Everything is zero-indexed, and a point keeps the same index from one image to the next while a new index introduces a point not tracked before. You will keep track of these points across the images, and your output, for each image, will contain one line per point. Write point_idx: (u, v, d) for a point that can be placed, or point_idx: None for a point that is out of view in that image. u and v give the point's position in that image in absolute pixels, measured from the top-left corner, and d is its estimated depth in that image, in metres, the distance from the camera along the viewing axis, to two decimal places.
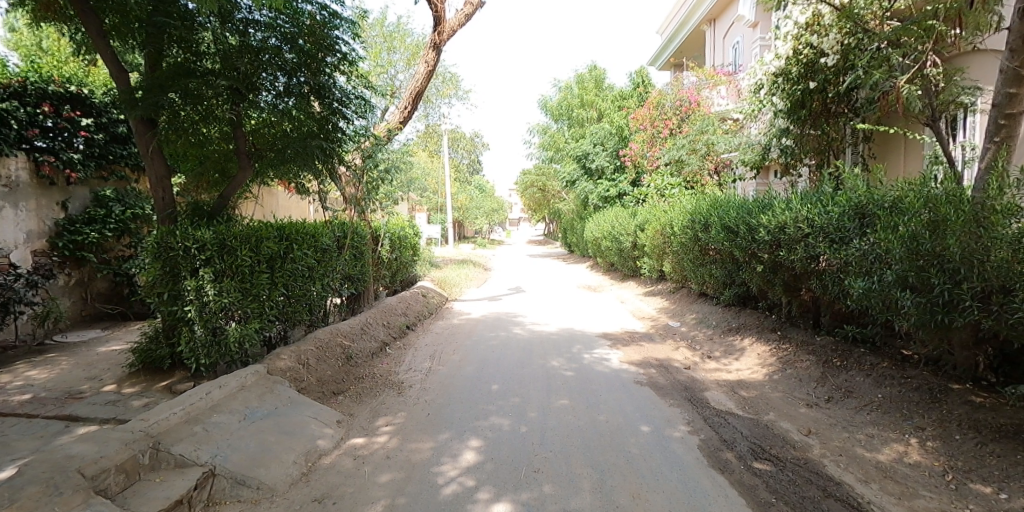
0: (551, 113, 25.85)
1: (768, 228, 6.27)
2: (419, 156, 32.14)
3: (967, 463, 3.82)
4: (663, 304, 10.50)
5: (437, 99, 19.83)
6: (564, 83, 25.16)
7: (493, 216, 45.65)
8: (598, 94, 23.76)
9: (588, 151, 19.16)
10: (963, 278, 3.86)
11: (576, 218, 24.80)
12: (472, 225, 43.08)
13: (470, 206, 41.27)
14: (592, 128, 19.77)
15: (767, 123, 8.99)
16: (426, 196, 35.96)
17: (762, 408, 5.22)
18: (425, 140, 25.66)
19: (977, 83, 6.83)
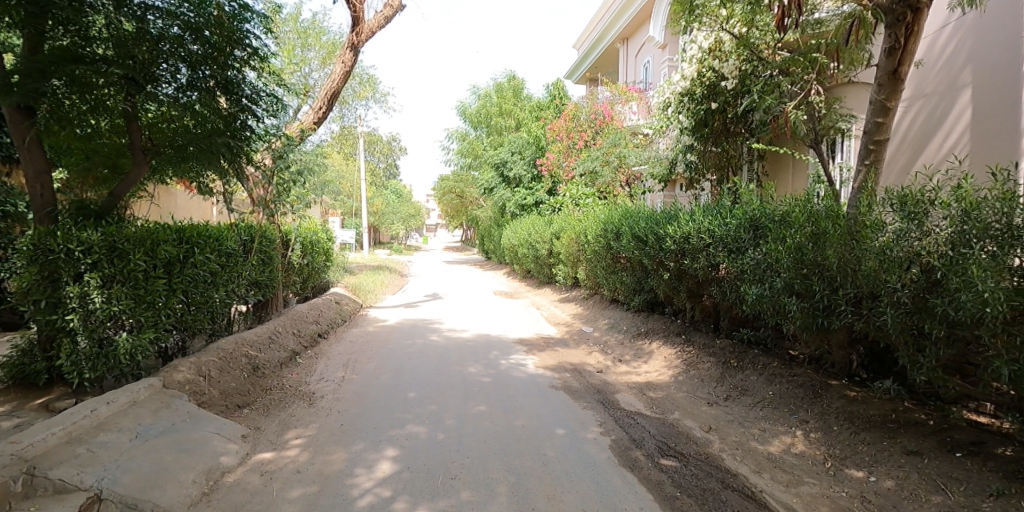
0: (470, 120, 26.04)
1: (674, 238, 6.66)
2: (333, 157, 31.13)
3: (843, 450, 4.22)
4: (576, 310, 10.84)
5: (354, 100, 19.29)
6: (482, 91, 25.42)
7: (410, 222, 44.94)
8: (516, 103, 24.18)
9: (506, 159, 19.55)
10: (839, 286, 4.26)
11: (493, 225, 24.97)
12: (389, 230, 42.23)
13: (385, 210, 40.47)
14: (510, 137, 20.12)
15: (673, 140, 9.69)
16: (338, 199, 34.74)
17: (668, 408, 5.53)
18: (341, 142, 24.78)
19: (851, 111, 7.62)
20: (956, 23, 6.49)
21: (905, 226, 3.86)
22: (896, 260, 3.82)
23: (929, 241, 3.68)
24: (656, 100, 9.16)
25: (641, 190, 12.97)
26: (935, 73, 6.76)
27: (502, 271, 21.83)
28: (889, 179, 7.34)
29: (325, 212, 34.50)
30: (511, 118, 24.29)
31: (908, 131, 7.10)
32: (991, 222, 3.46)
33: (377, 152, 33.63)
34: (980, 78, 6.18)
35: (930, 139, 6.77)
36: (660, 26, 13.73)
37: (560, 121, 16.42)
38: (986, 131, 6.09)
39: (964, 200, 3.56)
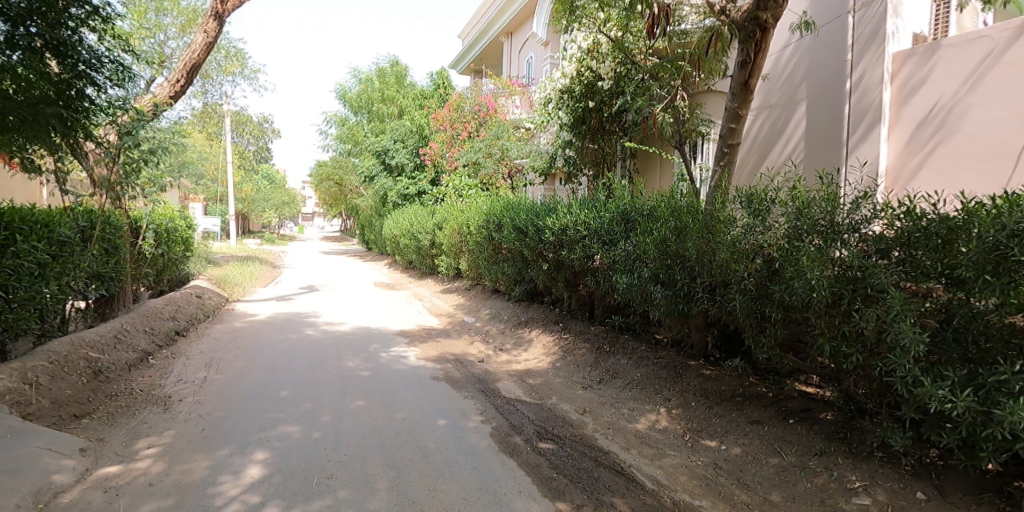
0: (351, 104, 25.00)
1: (553, 230, 6.92)
2: (194, 136, 28.25)
3: (699, 423, 4.66)
4: (458, 300, 10.90)
5: (219, 74, 17.61)
6: (364, 76, 24.53)
7: (285, 210, 42.19)
8: (399, 90, 23.59)
9: (387, 147, 19.19)
10: (696, 275, 4.66)
11: (375, 214, 24.24)
12: (262, 218, 39.33)
13: (256, 197, 37.59)
14: (393, 125, 19.60)
15: (552, 136, 10.17)
16: (200, 182, 31.61)
17: (546, 393, 5.75)
18: (203, 120, 22.48)
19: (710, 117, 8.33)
20: (795, 43, 7.36)
21: (751, 222, 4.21)
22: (744, 251, 4.15)
23: (770, 235, 4.03)
24: (539, 96, 9.58)
25: (522, 183, 13.26)
26: (778, 86, 7.64)
27: (385, 262, 21.31)
28: (741, 179, 8.23)
29: (186, 197, 31.23)
30: (394, 105, 23.62)
31: (757, 137, 8.01)
32: (819, 219, 3.82)
33: (247, 133, 31.02)
34: (813, 93, 7.08)
35: (773, 144, 7.68)
36: (543, 23, 14.15)
37: (444, 110, 16.29)
38: (816, 140, 7.04)
39: (798, 199, 3.95)
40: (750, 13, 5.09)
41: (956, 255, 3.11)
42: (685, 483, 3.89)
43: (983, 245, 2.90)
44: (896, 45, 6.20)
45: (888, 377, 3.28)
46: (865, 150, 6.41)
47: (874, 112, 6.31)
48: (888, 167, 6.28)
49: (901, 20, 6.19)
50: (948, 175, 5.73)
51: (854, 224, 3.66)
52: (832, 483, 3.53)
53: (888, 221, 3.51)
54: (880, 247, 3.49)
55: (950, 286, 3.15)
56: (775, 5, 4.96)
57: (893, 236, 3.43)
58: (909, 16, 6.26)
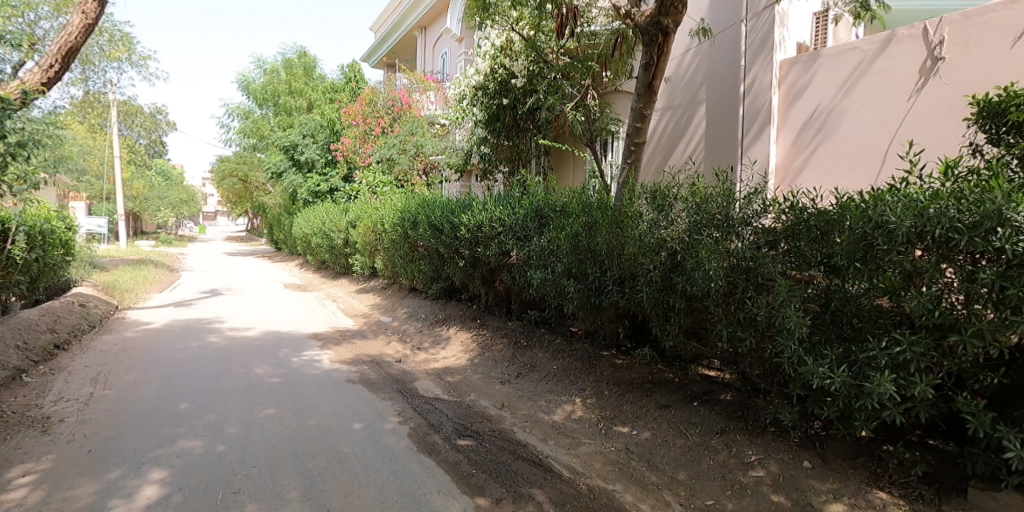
0: (256, 97, 23.66)
1: (468, 227, 6.92)
2: (72, 128, 25.48)
3: (612, 411, 4.84)
4: (374, 300, 10.63)
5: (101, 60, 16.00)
6: (269, 67, 23.28)
7: (183, 209, 39.14)
8: (308, 82, 22.63)
9: (296, 142, 18.32)
10: (606, 269, 4.83)
11: (284, 212, 23.07)
12: (157, 218, 36.26)
13: (149, 195, 34.56)
14: (302, 119, 18.76)
15: (468, 132, 10.19)
16: (81, 179, 28.58)
17: (465, 390, 5.76)
18: (83, 109, 20.26)
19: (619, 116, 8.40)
20: (695, 49, 7.80)
21: (656, 217, 4.46)
22: (650, 245, 4.35)
23: (672, 229, 4.28)
24: (452, 92, 9.55)
25: (438, 179, 13.12)
26: (680, 88, 8.06)
27: (296, 262, 20.36)
28: (647, 177, 8.62)
29: (65, 196, 28.17)
30: (302, 98, 22.54)
31: (661, 137, 8.42)
32: (716, 213, 4.11)
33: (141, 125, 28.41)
34: (711, 96, 7.54)
35: (676, 144, 8.10)
36: (456, 19, 14.08)
37: (355, 104, 15.74)
38: (714, 140, 7.50)
39: (697, 195, 4.23)
40: (652, 18, 5.33)
41: (832, 245, 3.44)
42: (601, 469, 4.04)
43: (854, 235, 3.23)
44: (782, 53, 6.75)
45: (777, 358, 3.57)
46: (757, 149, 6.91)
47: (764, 114, 6.83)
48: (777, 165, 6.81)
49: (787, 31, 6.75)
50: (827, 172, 6.30)
51: (747, 217, 3.96)
52: (731, 459, 3.80)
53: (775, 215, 3.81)
54: (769, 239, 3.79)
55: (826, 273, 3.47)
56: (675, 11, 5.22)
57: (780, 229, 3.74)
58: (794, 26, 6.83)
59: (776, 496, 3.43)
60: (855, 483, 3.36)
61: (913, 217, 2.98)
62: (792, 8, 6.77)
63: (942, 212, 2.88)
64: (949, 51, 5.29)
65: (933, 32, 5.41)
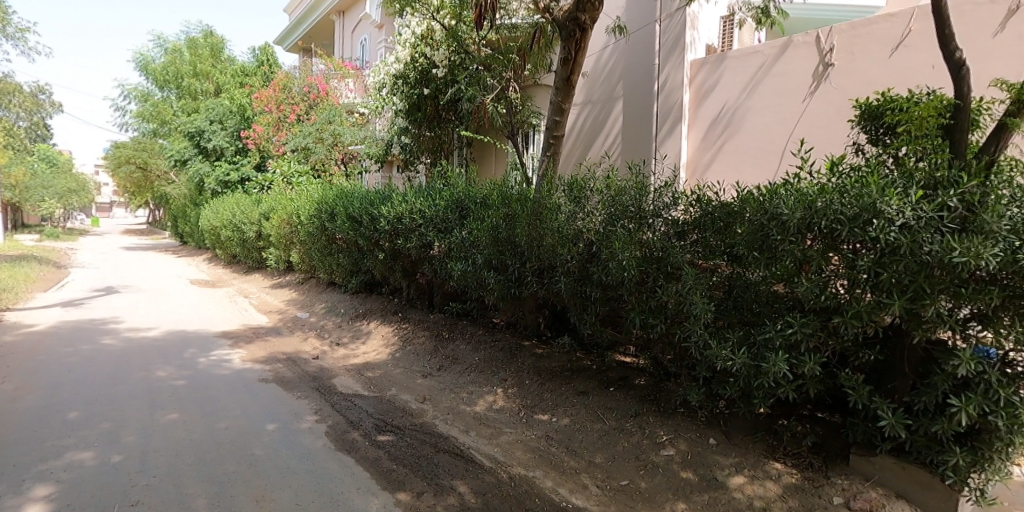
0: (156, 78, 21.90)
1: (388, 218, 6.77)
2: None
3: (533, 399, 4.91)
4: (289, 295, 10.18)
5: None
6: (171, 46, 21.61)
7: (73, 200, 35.58)
8: (215, 65, 21.22)
9: (203, 128, 17.14)
10: (526, 260, 4.88)
11: (190, 204, 21.53)
12: (41, 209, 32.73)
13: (30, 184, 31.12)
14: (209, 104, 17.57)
15: (388, 122, 9.96)
16: None
17: (386, 385, 5.66)
18: None
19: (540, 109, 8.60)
20: (612, 45, 8.02)
21: (573, 208, 4.56)
22: (568, 236, 4.45)
23: (589, 220, 4.40)
24: (371, 80, 9.29)
25: (358, 169, 12.73)
26: (598, 83, 8.26)
27: (204, 256, 19.09)
28: (567, 169, 8.81)
29: None
30: (209, 81, 21.08)
31: (581, 130, 8.61)
32: (630, 205, 4.26)
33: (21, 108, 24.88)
34: (627, 92, 7.79)
35: (595, 138, 8.33)
36: (375, 5, 13.67)
37: (268, 90, 14.90)
38: (630, 135, 7.77)
39: (612, 188, 4.37)
40: (570, 13, 5.43)
41: (734, 235, 3.66)
42: (521, 457, 4.11)
43: (752, 226, 3.47)
44: (693, 53, 7.10)
45: (685, 342, 3.76)
46: (670, 144, 7.25)
47: (677, 111, 7.16)
48: (688, 160, 7.18)
49: (697, 32, 7.10)
50: (732, 167, 6.73)
51: (658, 209, 4.13)
52: (644, 440, 3.98)
53: (684, 207, 4.01)
54: (678, 230, 3.98)
55: (729, 262, 3.70)
56: (592, 8, 5.33)
57: (688, 221, 3.94)
58: (704, 28, 7.18)
59: (684, 472, 3.63)
60: (754, 456, 3.63)
61: (804, 209, 3.24)
62: (703, 11, 7.11)
63: (828, 205, 3.16)
64: (837, 59, 5.77)
65: (824, 40, 5.87)
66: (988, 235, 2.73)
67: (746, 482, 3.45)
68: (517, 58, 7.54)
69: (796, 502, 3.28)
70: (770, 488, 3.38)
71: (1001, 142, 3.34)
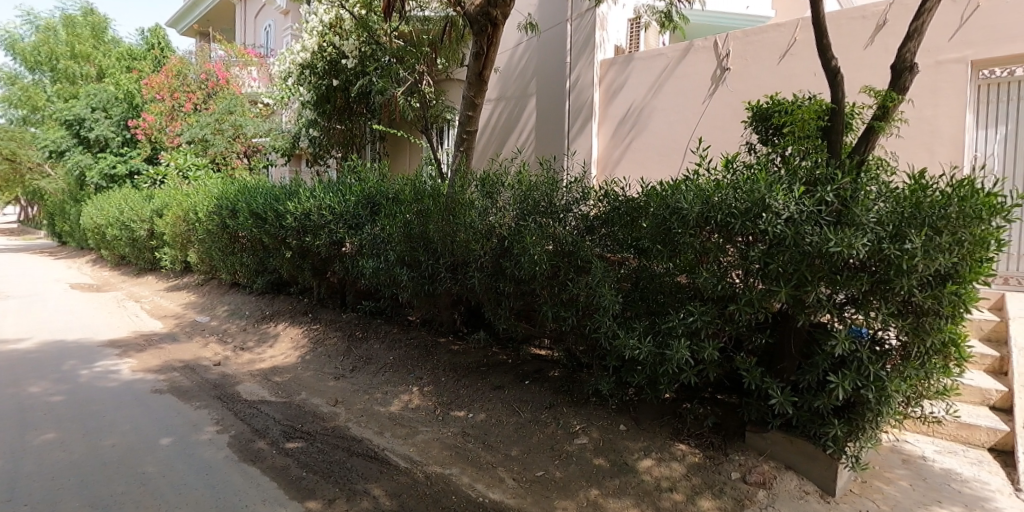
0: (24, 59, 19.56)
1: (295, 215, 6.46)
2: None
3: (449, 396, 4.85)
4: (187, 298, 9.47)
5: None
6: (42, 24, 19.39)
7: None
8: (96, 47, 19.30)
9: (82, 117, 15.53)
10: (439, 256, 4.82)
11: (69, 200, 19.46)
12: None
13: None
14: (89, 90, 15.95)
15: (295, 113, 9.54)
16: None
17: (295, 390, 5.41)
18: None
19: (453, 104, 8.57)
20: (525, 43, 8.09)
21: (486, 203, 4.56)
22: (482, 231, 4.43)
23: (502, 215, 4.42)
24: (276, 69, 8.86)
25: (263, 163, 12.05)
26: (512, 80, 8.31)
27: (87, 258, 17.33)
28: (480, 163, 8.83)
29: None
30: (90, 64, 19.15)
31: (496, 126, 8.63)
32: (541, 200, 4.31)
33: None
34: (540, 89, 7.88)
35: (509, 133, 8.37)
36: None
37: (158, 75, 13.73)
38: (543, 131, 7.87)
39: (523, 183, 4.42)
40: (481, 7, 5.35)
41: (639, 229, 3.81)
42: (437, 455, 4.06)
43: (655, 220, 3.63)
44: (603, 53, 7.30)
45: (595, 333, 3.87)
46: (581, 141, 7.43)
47: (587, 109, 7.35)
48: (598, 156, 7.39)
49: (606, 33, 7.31)
50: (638, 164, 7.01)
51: (568, 205, 4.23)
52: (558, 431, 4.06)
53: (594, 202, 4.13)
54: (587, 224, 4.10)
55: (635, 255, 3.84)
56: (503, 4, 5.34)
57: (598, 216, 4.06)
58: (613, 30, 7.42)
59: (596, 459, 3.74)
60: (661, 439, 3.81)
61: (702, 204, 3.42)
62: (611, 12, 7.34)
63: (722, 200, 3.36)
64: (732, 63, 6.17)
65: (721, 46, 6.25)
66: (858, 227, 3.01)
67: (654, 464, 3.60)
68: (428, 51, 7.50)
69: (699, 479, 3.47)
70: (675, 468, 3.56)
71: (869, 143, 3.62)
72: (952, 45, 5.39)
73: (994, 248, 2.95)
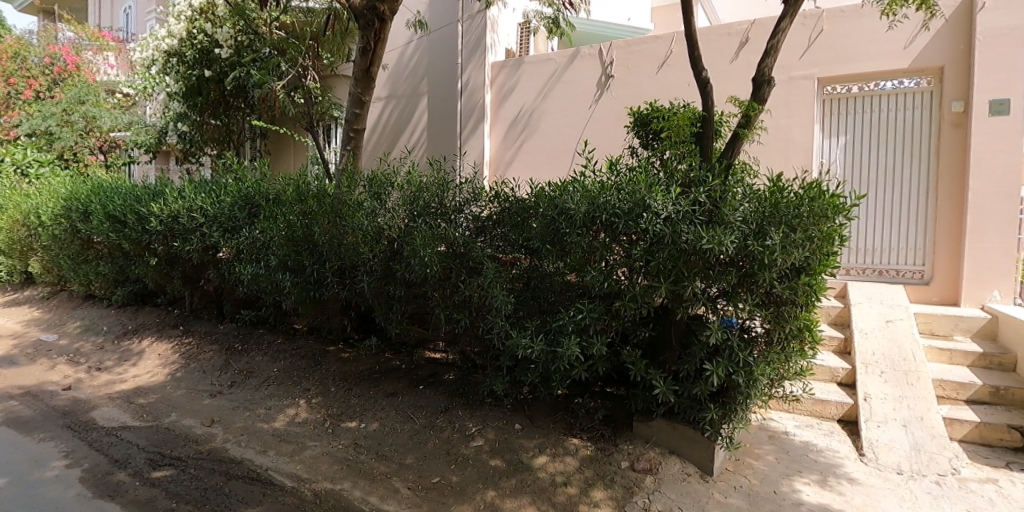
0: None
1: (160, 217, 5.87)
2: None
3: (339, 407, 4.61)
4: (28, 314, 8.28)
5: None
6: None
7: None
8: None
9: None
10: (325, 260, 4.57)
11: None
12: None
13: None
14: None
15: (161, 105, 8.81)
16: None
17: (163, 412, 4.91)
18: None
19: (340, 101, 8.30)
20: (416, 41, 7.88)
21: (374, 204, 4.43)
22: (370, 233, 4.26)
23: (391, 217, 4.30)
24: (136, 55, 8.12)
25: (124, 160, 10.83)
26: (403, 78, 8.05)
27: None
28: (367, 163, 8.49)
29: None
30: None
31: (385, 124, 8.30)
32: (431, 201, 4.26)
33: None
34: (432, 89, 7.73)
35: (401, 133, 8.10)
36: None
37: None
38: (436, 130, 7.72)
39: (413, 184, 4.37)
40: (367, 1, 5.14)
41: (529, 230, 3.87)
42: (327, 471, 3.86)
43: (545, 221, 3.70)
44: (493, 56, 7.37)
45: (489, 333, 3.86)
46: (473, 142, 7.41)
47: (479, 110, 7.33)
48: (491, 157, 7.44)
49: (497, 36, 7.40)
50: (529, 165, 7.15)
51: (458, 206, 4.21)
52: (454, 435, 4.02)
53: (485, 203, 4.15)
54: (479, 225, 4.11)
55: (527, 255, 3.89)
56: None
57: (491, 217, 4.08)
58: (503, 33, 7.53)
59: (492, 460, 3.74)
60: (554, 435, 3.89)
61: (588, 204, 3.53)
62: (501, 16, 7.44)
63: (607, 201, 3.49)
64: (616, 70, 6.50)
65: (604, 53, 6.55)
66: (727, 226, 3.25)
67: (549, 461, 3.67)
68: (313, 43, 7.08)
69: (591, 471, 3.58)
70: (569, 462, 3.65)
71: (735, 149, 3.92)
72: (802, 63, 6.03)
73: (838, 244, 3.32)
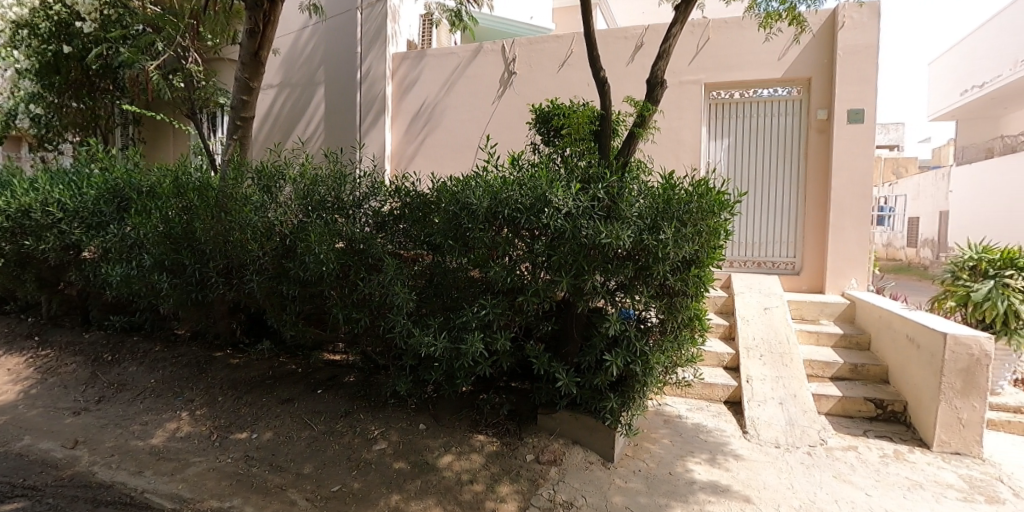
0: None
1: (6, 212, 5.15)
2: None
3: (228, 418, 4.27)
4: None
5: None
6: None
7: None
8: None
9: None
10: (209, 258, 4.21)
11: None
12: None
13: None
14: None
15: (7, 83, 7.78)
16: None
17: (13, 436, 4.30)
18: None
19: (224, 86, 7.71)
20: (311, 26, 7.38)
21: (263, 198, 4.15)
22: (259, 228, 3.98)
23: (281, 211, 4.05)
24: None
25: None
26: (296, 65, 7.51)
27: None
28: (256, 154, 7.85)
29: None
30: None
31: (276, 113, 7.72)
32: (326, 196, 4.06)
33: None
34: (329, 77, 7.31)
35: (294, 123, 7.56)
36: None
37: None
38: (333, 120, 7.31)
39: (306, 177, 4.16)
40: None
41: (431, 225, 3.80)
42: (213, 488, 3.56)
43: (446, 216, 3.64)
44: (394, 47, 7.20)
45: (390, 333, 3.74)
46: (374, 135, 7.15)
47: (381, 102, 7.10)
48: (393, 151, 7.25)
49: (398, 26, 7.24)
50: (433, 160, 7.09)
51: (357, 201, 4.06)
52: (355, 439, 3.86)
53: (384, 198, 4.03)
54: (379, 221, 3.97)
55: (429, 251, 3.81)
56: None
57: (393, 212, 3.97)
58: (404, 24, 7.41)
59: (396, 463, 3.63)
60: (460, 432, 3.86)
61: (490, 199, 3.52)
62: (402, 7, 7.31)
63: (509, 196, 3.49)
64: (518, 68, 6.62)
65: (507, 50, 6.63)
66: (624, 221, 3.38)
67: (454, 459, 3.62)
68: (193, 23, 6.59)
69: (497, 467, 3.58)
70: (474, 460, 3.63)
71: (631, 147, 4.08)
72: (691, 69, 6.37)
73: (723, 238, 3.57)
